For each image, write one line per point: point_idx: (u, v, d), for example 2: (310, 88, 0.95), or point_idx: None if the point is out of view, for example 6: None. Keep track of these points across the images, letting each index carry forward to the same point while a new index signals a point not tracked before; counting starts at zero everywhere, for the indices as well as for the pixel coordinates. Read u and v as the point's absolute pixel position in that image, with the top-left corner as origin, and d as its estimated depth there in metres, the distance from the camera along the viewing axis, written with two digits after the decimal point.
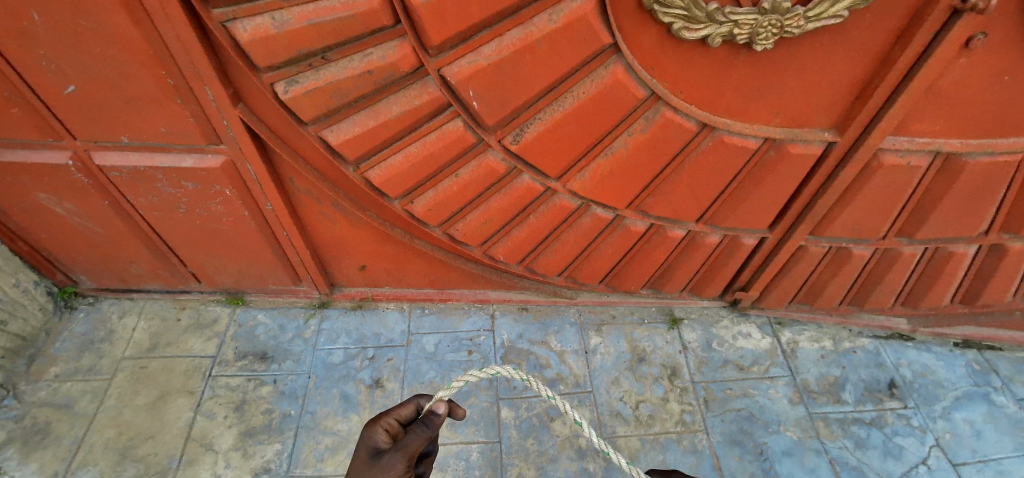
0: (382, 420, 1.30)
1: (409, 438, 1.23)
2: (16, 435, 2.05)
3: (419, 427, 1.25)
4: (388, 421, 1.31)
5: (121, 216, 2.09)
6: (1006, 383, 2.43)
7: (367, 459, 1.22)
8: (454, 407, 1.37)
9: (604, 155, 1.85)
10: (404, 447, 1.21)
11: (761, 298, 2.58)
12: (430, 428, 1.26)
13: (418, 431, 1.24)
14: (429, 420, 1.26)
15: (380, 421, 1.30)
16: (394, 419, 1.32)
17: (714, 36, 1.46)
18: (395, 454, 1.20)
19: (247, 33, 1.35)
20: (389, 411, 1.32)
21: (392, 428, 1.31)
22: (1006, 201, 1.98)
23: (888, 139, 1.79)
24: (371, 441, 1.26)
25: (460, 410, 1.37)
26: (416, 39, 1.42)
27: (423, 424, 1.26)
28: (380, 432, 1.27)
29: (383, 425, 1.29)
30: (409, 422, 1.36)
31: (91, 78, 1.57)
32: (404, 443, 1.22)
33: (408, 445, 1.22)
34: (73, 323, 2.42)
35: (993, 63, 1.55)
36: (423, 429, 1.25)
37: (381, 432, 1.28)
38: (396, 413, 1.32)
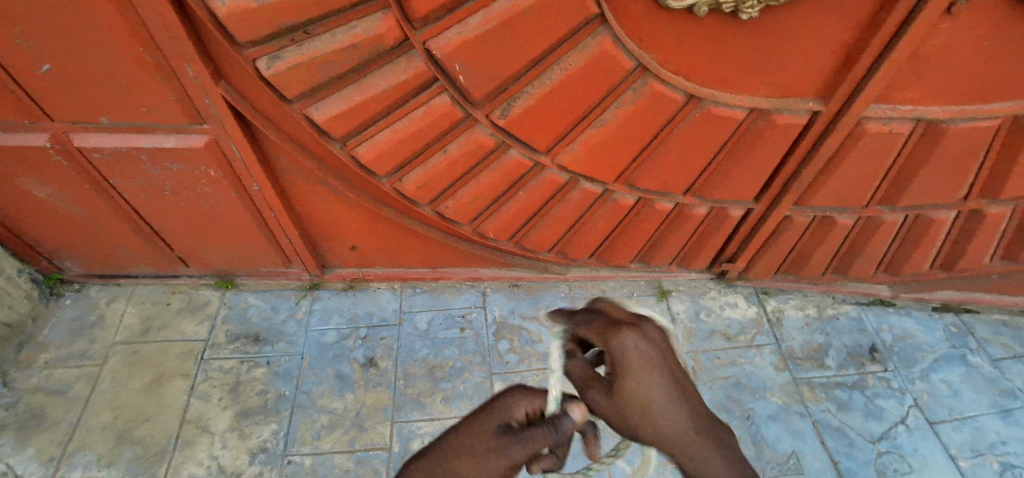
0: (642, 372, 0.79)
1: (646, 357, 0.81)
2: (9, 422, 2.04)
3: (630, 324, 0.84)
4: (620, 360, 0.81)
5: (105, 198, 2.05)
6: (982, 345, 2.53)
7: (674, 435, 0.76)
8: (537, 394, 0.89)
9: (592, 128, 1.86)
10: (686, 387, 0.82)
11: (748, 269, 2.63)
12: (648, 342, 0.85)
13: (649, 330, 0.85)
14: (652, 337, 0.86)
15: (622, 394, 0.78)
16: (620, 349, 0.81)
17: (700, 5, 1.45)
18: (703, 424, 0.78)
19: (225, 7, 1.31)
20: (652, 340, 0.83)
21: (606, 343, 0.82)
22: (985, 167, 2.02)
23: (872, 107, 1.81)
24: (642, 415, 0.77)
25: (567, 421, 0.78)
26: (400, 11, 1.40)
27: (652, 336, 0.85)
28: (652, 402, 0.78)
29: (637, 373, 0.79)
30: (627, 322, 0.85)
31: (61, 55, 1.51)
32: (668, 384, 0.80)
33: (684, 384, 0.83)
34: (61, 309, 2.40)
35: (975, 28, 1.55)
36: (645, 326, 0.85)
37: (654, 384, 0.79)
38: (624, 329, 0.83)
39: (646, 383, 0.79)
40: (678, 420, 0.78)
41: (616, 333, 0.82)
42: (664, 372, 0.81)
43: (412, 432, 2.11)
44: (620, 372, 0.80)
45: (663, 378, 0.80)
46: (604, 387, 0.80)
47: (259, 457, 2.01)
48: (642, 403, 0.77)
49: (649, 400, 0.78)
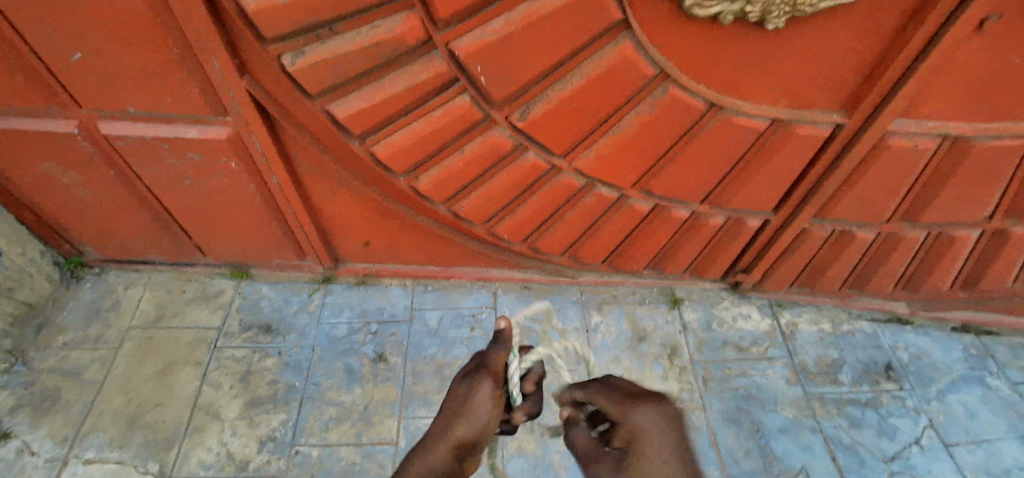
0: (653, 449, 0.90)
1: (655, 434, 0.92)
2: (26, 401, 2.09)
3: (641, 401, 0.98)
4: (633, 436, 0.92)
5: (126, 185, 2.09)
6: (1002, 368, 2.47)
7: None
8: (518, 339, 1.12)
9: (611, 133, 1.85)
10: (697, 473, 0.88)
11: (762, 281, 2.60)
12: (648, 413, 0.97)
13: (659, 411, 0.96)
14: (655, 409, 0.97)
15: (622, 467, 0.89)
16: (635, 425, 0.93)
17: (725, 13, 1.44)
18: None
19: (253, 3, 1.32)
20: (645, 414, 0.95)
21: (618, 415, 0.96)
22: (1011, 187, 1.97)
23: (896, 122, 1.78)
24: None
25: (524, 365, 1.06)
26: (424, 11, 1.41)
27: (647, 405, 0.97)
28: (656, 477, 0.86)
29: (646, 449, 0.90)
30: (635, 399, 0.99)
31: (91, 45, 1.55)
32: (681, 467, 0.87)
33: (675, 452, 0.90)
34: (80, 292, 2.45)
35: (1006, 45, 1.52)
36: (660, 405, 0.97)
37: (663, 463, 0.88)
38: (639, 408, 0.96)
39: (657, 460, 0.88)
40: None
41: (632, 413, 0.95)
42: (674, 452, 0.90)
43: (418, 428, 2.12)
44: (633, 448, 0.91)
45: (677, 460, 0.89)
46: (614, 462, 0.91)
47: (266, 447, 2.03)
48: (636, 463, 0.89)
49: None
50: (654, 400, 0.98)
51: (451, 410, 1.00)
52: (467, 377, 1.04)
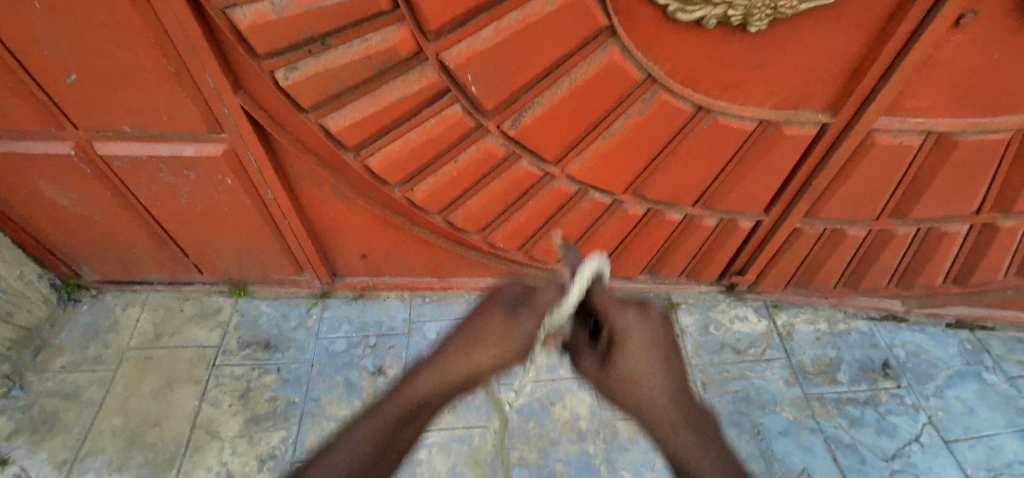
0: (634, 346, 0.86)
1: (639, 332, 0.88)
2: (23, 425, 2.07)
3: (636, 307, 0.93)
4: (611, 331, 0.88)
5: (124, 205, 2.10)
6: (998, 362, 2.48)
7: (653, 406, 0.81)
8: (560, 282, 0.88)
9: (602, 138, 1.88)
10: (679, 372, 0.86)
11: (757, 282, 2.62)
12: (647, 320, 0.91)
13: (651, 316, 0.92)
14: (647, 314, 0.92)
15: (614, 372, 0.85)
16: (619, 327, 0.88)
17: (708, 17, 1.48)
18: (682, 403, 0.81)
19: (247, 19, 1.35)
20: (633, 319, 0.90)
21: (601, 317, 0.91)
22: (996, 181, 2.01)
23: (880, 119, 1.82)
24: (623, 388, 0.83)
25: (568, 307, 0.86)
26: (415, 23, 1.44)
27: (642, 312, 0.92)
28: (636, 374, 0.83)
29: (630, 348, 0.86)
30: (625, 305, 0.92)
31: (88, 65, 1.57)
32: (665, 367, 0.85)
33: (672, 364, 0.86)
34: (77, 314, 2.44)
35: (983, 41, 1.57)
36: (646, 312, 0.92)
37: (646, 360, 0.85)
38: (621, 307, 0.91)
39: (645, 359, 0.85)
40: (664, 398, 0.81)
41: (619, 316, 0.90)
42: (656, 347, 0.87)
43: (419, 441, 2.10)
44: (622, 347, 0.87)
45: (663, 360, 0.86)
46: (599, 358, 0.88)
47: (267, 465, 2.01)
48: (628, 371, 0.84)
49: (635, 373, 0.84)
50: (638, 302, 0.94)
51: (473, 335, 0.81)
52: (510, 308, 0.84)
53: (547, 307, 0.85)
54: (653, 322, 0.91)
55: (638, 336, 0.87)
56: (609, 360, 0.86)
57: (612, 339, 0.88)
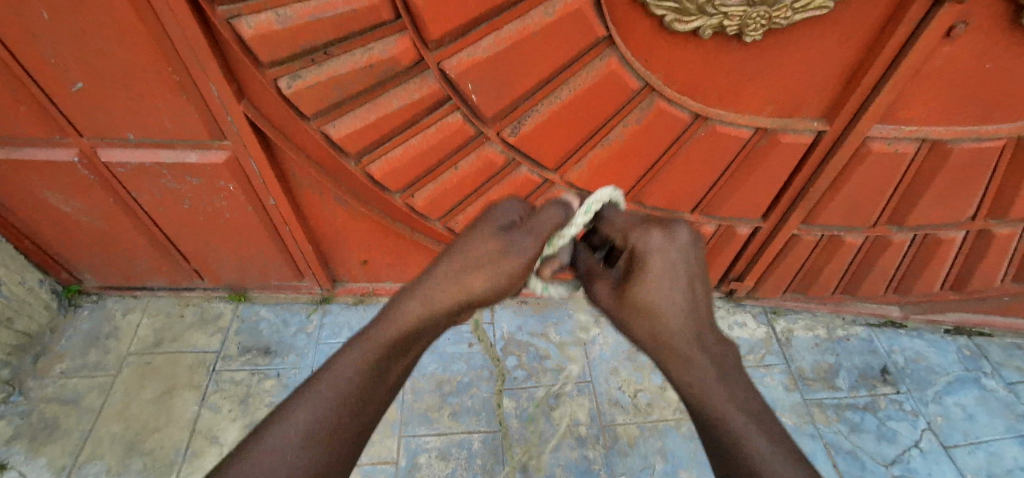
0: (657, 275, 0.98)
1: (663, 261, 0.98)
2: (23, 431, 2.07)
3: (663, 229, 1.00)
4: (634, 260, 0.99)
5: (126, 211, 2.12)
6: (996, 368, 2.49)
7: (671, 342, 0.96)
8: (566, 205, 1.08)
9: (600, 146, 1.90)
10: (698, 297, 0.99)
11: (756, 288, 2.63)
12: (672, 242, 0.99)
13: (676, 237, 0.99)
14: (673, 235, 0.99)
15: (635, 298, 1.00)
16: (645, 254, 0.98)
17: (705, 28, 1.50)
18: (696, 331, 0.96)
19: (250, 29, 1.37)
20: (658, 242, 0.98)
21: (624, 241, 1.02)
22: (991, 188, 2.03)
23: (875, 127, 1.84)
24: (642, 316, 0.99)
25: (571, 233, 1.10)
26: (416, 33, 1.46)
27: (668, 232, 0.99)
28: (655, 301, 0.98)
29: (652, 276, 0.98)
30: (652, 225, 1.00)
31: (94, 74, 1.59)
32: (683, 291, 0.98)
33: (693, 293, 0.98)
34: (78, 320, 2.45)
35: (975, 51, 1.59)
36: (672, 232, 0.99)
37: (669, 289, 0.97)
38: (648, 232, 0.99)
39: (664, 285, 0.98)
40: (682, 331, 0.96)
41: (645, 242, 0.99)
42: (677, 273, 0.98)
43: (418, 447, 2.11)
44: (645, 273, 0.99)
45: (682, 284, 0.98)
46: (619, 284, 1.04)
47: None
48: (649, 299, 0.98)
49: (654, 304, 0.98)
50: (667, 224, 1.00)
51: (469, 260, 1.03)
52: (501, 234, 1.04)
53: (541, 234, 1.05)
54: (678, 241, 0.99)
55: (659, 260, 0.98)
56: (630, 289, 1.00)
57: (637, 268, 0.99)
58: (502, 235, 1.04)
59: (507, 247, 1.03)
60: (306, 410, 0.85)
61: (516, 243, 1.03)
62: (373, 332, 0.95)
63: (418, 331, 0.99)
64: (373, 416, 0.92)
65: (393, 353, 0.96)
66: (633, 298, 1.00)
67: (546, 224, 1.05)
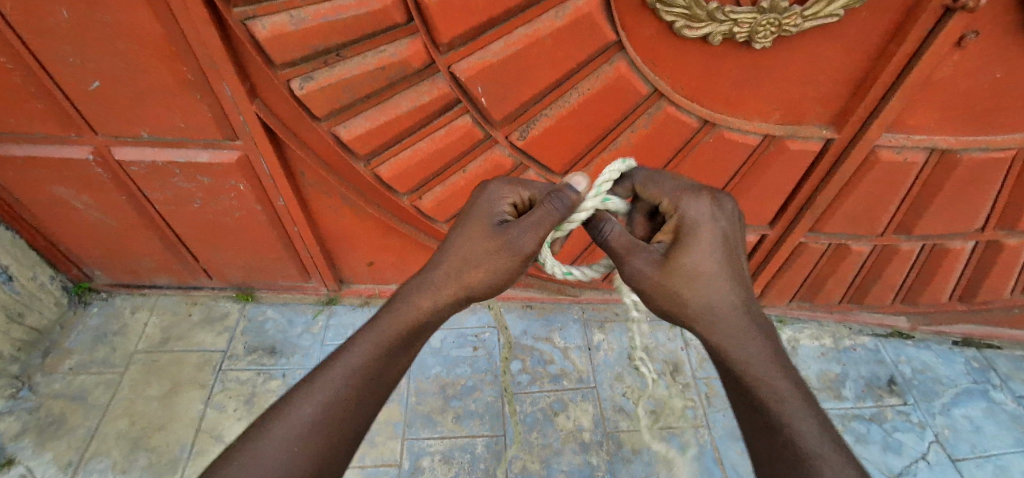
0: (704, 243, 1.06)
1: (716, 227, 1.08)
2: (30, 426, 2.09)
3: (710, 198, 1.10)
4: (688, 224, 1.07)
5: (137, 209, 2.14)
6: (1005, 381, 2.46)
7: (721, 312, 1.04)
8: (566, 196, 1.07)
9: (608, 150, 1.91)
10: (739, 269, 1.09)
11: (761, 296, 2.62)
12: (717, 211, 1.09)
13: (722, 207, 1.10)
14: (718, 205, 1.10)
15: (680, 266, 1.06)
16: (693, 223, 1.07)
17: (714, 34, 1.52)
18: (735, 301, 1.06)
19: (265, 31, 1.39)
20: (704, 210, 1.08)
21: (674, 209, 1.10)
22: (1000, 198, 2.02)
23: (883, 136, 1.83)
24: (689, 281, 1.05)
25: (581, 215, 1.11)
26: (427, 36, 1.48)
27: (713, 202, 1.09)
28: (699, 270, 1.06)
29: (699, 244, 1.06)
30: (697, 193, 1.10)
31: (110, 73, 1.62)
32: (724, 259, 1.07)
33: (732, 265, 1.08)
34: (86, 317, 2.47)
35: (984, 59, 1.59)
36: (716, 202, 1.10)
37: (710, 258, 1.06)
38: (698, 199, 1.09)
39: (709, 252, 1.06)
40: (721, 301, 1.05)
41: (694, 209, 1.08)
42: (725, 241, 1.08)
43: (421, 449, 2.10)
44: (693, 241, 1.07)
45: (723, 252, 1.07)
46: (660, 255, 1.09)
47: None
48: (692, 267, 1.06)
49: (702, 269, 1.06)
50: (714, 194, 1.11)
51: (467, 256, 1.12)
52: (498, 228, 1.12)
53: (543, 227, 1.07)
54: (722, 210, 1.10)
55: (708, 225, 1.07)
56: (681, 253, 1.07)
57: (692, 232, 1.07)
58: (497, 229, 1.11)
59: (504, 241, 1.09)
60: (313, 395, 0.94)
61: (513, 238, 1.08)
62: (377, 325, 1.06)
63: (420, 323, 1.09)
64: (376, 401, 1.01)
65: (394, 344, 1.05)
66: (680, 266, 1.06)
67: (545, 219, 1.07)
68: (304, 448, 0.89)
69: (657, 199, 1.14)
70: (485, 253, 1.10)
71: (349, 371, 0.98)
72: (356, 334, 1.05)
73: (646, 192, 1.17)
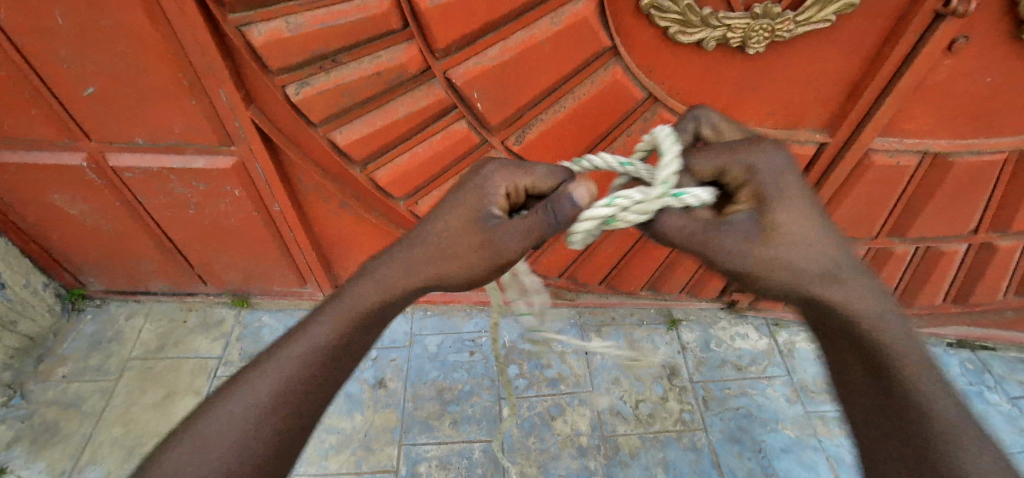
0: (791, 203, 0.99)
1: (794, 180, 1.00)
2: (24, 434, 2.07)
3: (773, 149, 1.01)
4: (769, 186, 0.98)
5: (132, 215, 2.12)
6: (1000, 382, 2.47)
7: (828, 280, 0.98)
8: (565, 206, 1.02)
9: (604, 155, 1.92)
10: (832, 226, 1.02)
11: (758, 299, 2.62)
12: (787, 162, 1.00)
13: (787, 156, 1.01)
14: (785, 154, 1.01)
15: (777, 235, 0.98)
16: (773, 184, 0.98)
17: (708, 39, 1.54)
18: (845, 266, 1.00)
19: (261, 36, 1.39)
20: (774, 165, 1.00)
21: (746, 173, 1.00)
22: (992, 201, 2.04)
23: (878, 140, 1.84)
24: (790, 249, 0.98)
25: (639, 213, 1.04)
26: (423, 42, 1.49)
27: (777, 151, 1.01)
28: (798, 234, 0.98)
29: (787, 207, 0.98)
30: (759, 146, 1.01)
31: (106, 79, 1.61)
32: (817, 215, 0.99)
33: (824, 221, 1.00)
34: (81, 324, 2.46)
35: (975, 64, 1.61)
36: (781, 152, 1.01)
37: (803, 217, 0.99)
38: (764, 155, 1.00)
39: (798, 210, 0.99)
40: (830, 266, 0.99)
41: (766, 167, 0.99)
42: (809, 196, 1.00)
43: (418, 455, 2.10)
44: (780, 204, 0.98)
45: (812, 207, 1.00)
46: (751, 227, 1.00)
47: None
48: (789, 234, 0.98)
49: (798, 232, 0.98)
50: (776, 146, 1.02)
51: (444, 249, 1.09)
52: (488, 222, 1.08)
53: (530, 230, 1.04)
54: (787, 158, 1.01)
55: (786, 179, 0.99)
56: (770, 220, 0.98)
57: (772, 193, 0.99)
58: (485, 225, 1.08)
59: (490, 238, 1.07)
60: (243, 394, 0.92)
61: (499, 237, 1.07)
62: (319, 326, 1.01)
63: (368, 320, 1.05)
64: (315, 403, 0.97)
65: (349, 329, 1.02)
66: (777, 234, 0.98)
67: (534, 224, 1.04)
68: (252, 441, 0.89)
69: (719, 167, 1.03)
70: (468, 244, 1.08)
71: (298, 358, 0.96)
72: (308, 319, 1.03)
73: (699, 162, 1.05)
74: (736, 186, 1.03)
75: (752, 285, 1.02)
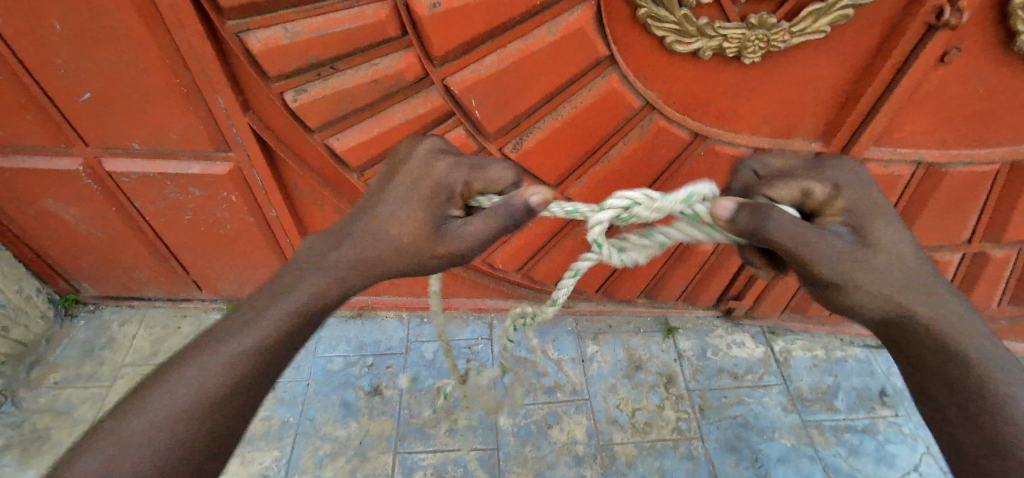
0: (883, 219, 0.97)
1: (878, 195, 1.01)
2: (14, 441, 2.04)
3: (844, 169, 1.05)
4: (857, 204, 0.99)
5: (127, 221, 2.11)
6: None
7: (927, 295, 0.92)
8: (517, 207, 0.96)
9: (601, 163, 1.92)
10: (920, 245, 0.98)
11: (755, 307, 2.62)
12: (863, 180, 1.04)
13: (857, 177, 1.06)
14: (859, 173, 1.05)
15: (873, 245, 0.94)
16: (858, 201, 0.99)
17: (704, 49, 1.55)
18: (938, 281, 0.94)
19: (259, 44, 1.40)
20: (852, 180, 1.02)
21: (832, 189, 1.01)
22: (985, 210, 2.05)
23: (872, 149, 1.85)
24: (892, 261, 0.93)
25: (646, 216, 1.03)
26: (420, 50, 1.49)
27: (847, 170, 1.05)
28: (892, 246, 0.95)
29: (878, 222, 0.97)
30: (826, 166, 1.06)
31: (103, 85, 1.61)
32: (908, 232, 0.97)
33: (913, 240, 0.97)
34: (74, 330, 2.43)
35: (967, 75, 1.63)
36: (854, 173, 1.05)
37: (896, 232, 0.96)
38: (840, 174, 1.03)
39: (890, 224, 0.97)
40: (928, 282, 0.93)
41: (846, 185, 1.01)
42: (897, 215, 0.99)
43: (414, 463, 2.08)
44: (869, 218, 0.97)
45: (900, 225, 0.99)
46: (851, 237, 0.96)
47: None
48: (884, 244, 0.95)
49: (894, 244, 0.95)
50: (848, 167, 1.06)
51: (383, 247, 1.00)
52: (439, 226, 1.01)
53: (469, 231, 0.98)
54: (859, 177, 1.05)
55: (868, 194, 1.00)
56: (868, 232, 0.96)
57: (863, 207, 0.99)
58: (432, 225, 1.01)
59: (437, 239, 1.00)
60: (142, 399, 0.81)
61: (444, 236, 0.99)
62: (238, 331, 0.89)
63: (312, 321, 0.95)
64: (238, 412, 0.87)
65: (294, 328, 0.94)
66: (876, 247, 0.94)
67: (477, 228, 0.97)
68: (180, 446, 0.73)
69: (800, 189, 1.04)
70: (416, 220, 1.01)
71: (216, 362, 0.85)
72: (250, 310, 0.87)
73: (778, 188, 1.05)
74: (823, 204, 1.02)
75: (837, 296, 0.94)
